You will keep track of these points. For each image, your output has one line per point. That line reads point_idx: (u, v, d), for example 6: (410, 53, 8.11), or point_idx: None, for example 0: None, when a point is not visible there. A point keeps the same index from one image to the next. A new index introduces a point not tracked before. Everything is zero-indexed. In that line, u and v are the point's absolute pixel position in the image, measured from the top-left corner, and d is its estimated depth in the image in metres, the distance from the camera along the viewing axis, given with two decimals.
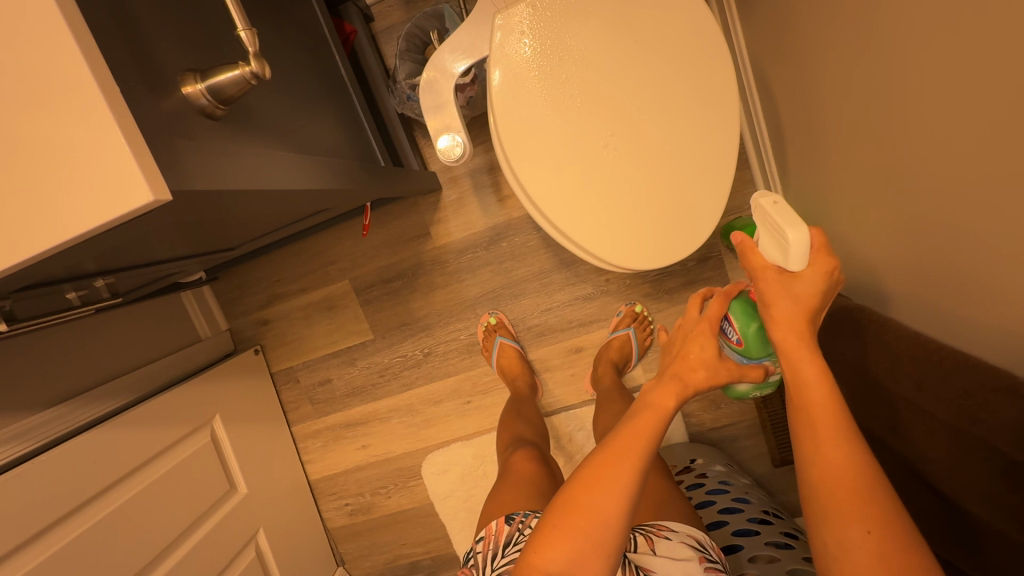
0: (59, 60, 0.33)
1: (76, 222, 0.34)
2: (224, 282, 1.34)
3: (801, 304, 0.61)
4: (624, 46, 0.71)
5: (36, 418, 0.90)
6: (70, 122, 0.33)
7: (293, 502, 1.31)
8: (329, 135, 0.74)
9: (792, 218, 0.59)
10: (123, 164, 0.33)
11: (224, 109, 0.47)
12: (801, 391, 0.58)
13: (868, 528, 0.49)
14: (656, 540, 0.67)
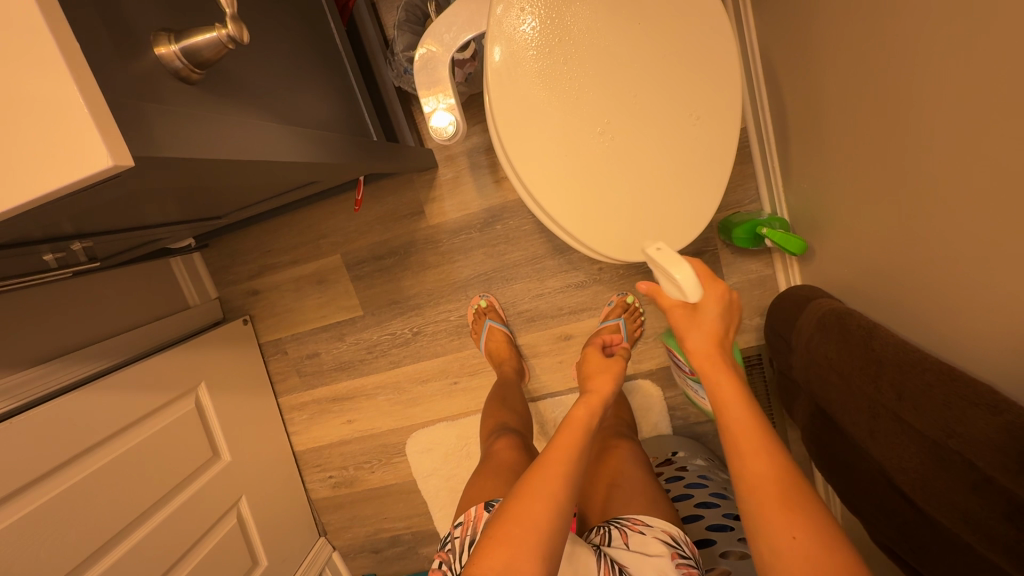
0: (14, 10, 0.31)
1: (30, 185, 0.33)
2: (214, 250, 1.32)
3: (709, 333, 0.69)
4: (630, 30, 0.69)
5: (18, 375, 0.89)
6: (22, 78, 0.31)
7: (277, 472, 1.32)
8: (319, 106, 0.72)
9: (674, 260, 0.67)
10: (79, 126, 0.32)
11: (201, 73, 0.45)
12: (723, 412, 0.63)
13: (794, 534, 0.50)
14: (630, 534, 0.68)
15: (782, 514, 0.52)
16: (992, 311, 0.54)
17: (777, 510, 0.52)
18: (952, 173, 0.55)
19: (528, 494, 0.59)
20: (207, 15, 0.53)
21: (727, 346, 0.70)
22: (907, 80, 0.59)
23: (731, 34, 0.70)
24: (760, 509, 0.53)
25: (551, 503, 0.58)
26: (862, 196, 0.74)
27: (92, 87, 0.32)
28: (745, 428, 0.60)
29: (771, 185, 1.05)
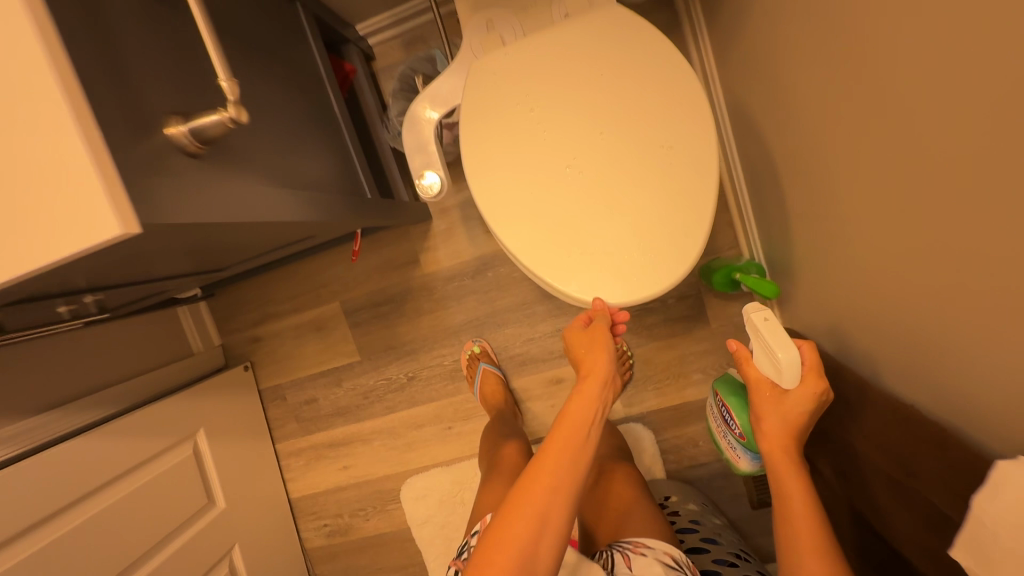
0: (49, 110, 0.38)
1: (57, 250, 0.39)
2: (218, 299, 1.37)
3: (791, 423, 0.69)
4: (588, 84, 0.78)
5: (20, 425, 0.92)
6: (54, 163, 0.38)
7: (272, 520, 1.32)
8: (314, 168, 0.78)
9: (783, 342, 0.70)
10: (97, 200, 0.38)
11: (206, 148, 0.51)
12: (784, 506, 0.66)
13: None
14: (633, 557, 0.68)
15: None
16: (938, 354, 0.56)
17: None
18: None
19: (516, 517, 0.59)
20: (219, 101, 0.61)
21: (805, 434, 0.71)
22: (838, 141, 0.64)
23: (692, 106, 0.77)
24: None
25: (532, 536, 0.58)
26: (818, 245, 0.79)
27: (109, 167, 0.39)
28: (807, 526, 0.63)
29: (746, 232, 1.10)
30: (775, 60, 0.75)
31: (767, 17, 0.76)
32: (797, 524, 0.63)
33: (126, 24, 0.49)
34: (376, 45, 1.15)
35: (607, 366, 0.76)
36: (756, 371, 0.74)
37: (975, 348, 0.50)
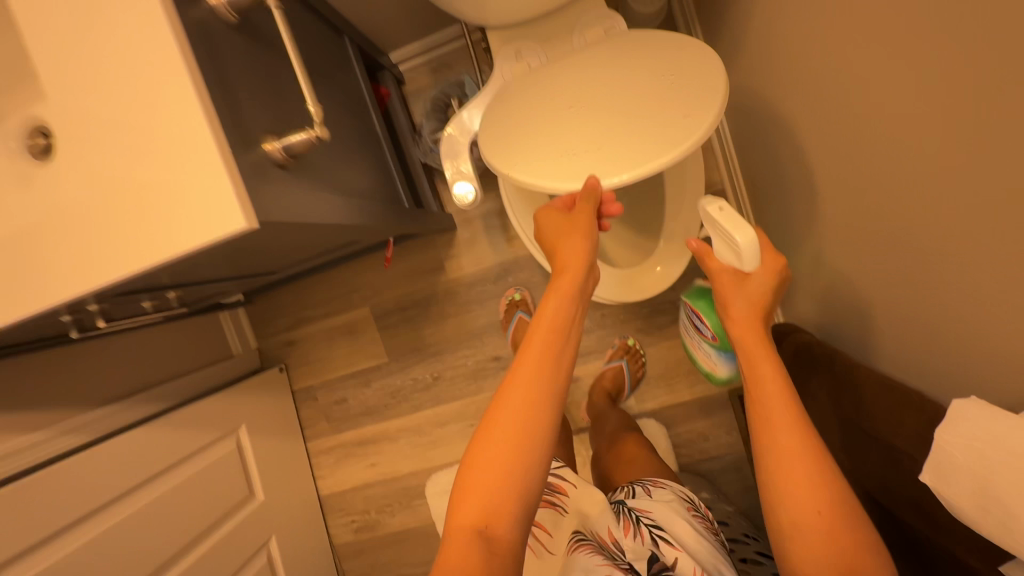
0: (195, 131, 0.49)
1: (193, 240, 0.49)
2: (255, 305, 1.47)
3: (755, 300, 0.70)
4: (604, 49, 0.84)
5: (89, 415, 1.01)
6: (196, 172, 0.49)
7: (304, 515, 1.39)
8: (360, 177, 0.87)
9: (740, 225, 0.72)
10: (228, 200, 0.48)
11: (291, 161, 0.61)
12: (757, 385, 0.62)
13: (820, 509, 0.53)
14: (654, 489, 0.77)
15: (810, 488, 0.54)
16: (918, 332, 0.65)
17: (806, 483, 0.55)
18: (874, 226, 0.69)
19: (494, 429, 0.53)
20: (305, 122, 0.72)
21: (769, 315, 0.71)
22: (827, 150, 0.74)
23: None
24: (783, 486, 0.55)
25: (519, 444, 0.52)
26: (812, 245, 0.88)
27: (236, 175, 0.49)
28: (781, 398, 0.60)
29: None
30: (774, 75, 0.85)
31: (761, 45, 0.86)
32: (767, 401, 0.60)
33: (240, 57, 0.59)
34: (406, 71, 1.26)
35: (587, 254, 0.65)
36: (717, 264, 0.75)
37: (952, 323, 0.58)
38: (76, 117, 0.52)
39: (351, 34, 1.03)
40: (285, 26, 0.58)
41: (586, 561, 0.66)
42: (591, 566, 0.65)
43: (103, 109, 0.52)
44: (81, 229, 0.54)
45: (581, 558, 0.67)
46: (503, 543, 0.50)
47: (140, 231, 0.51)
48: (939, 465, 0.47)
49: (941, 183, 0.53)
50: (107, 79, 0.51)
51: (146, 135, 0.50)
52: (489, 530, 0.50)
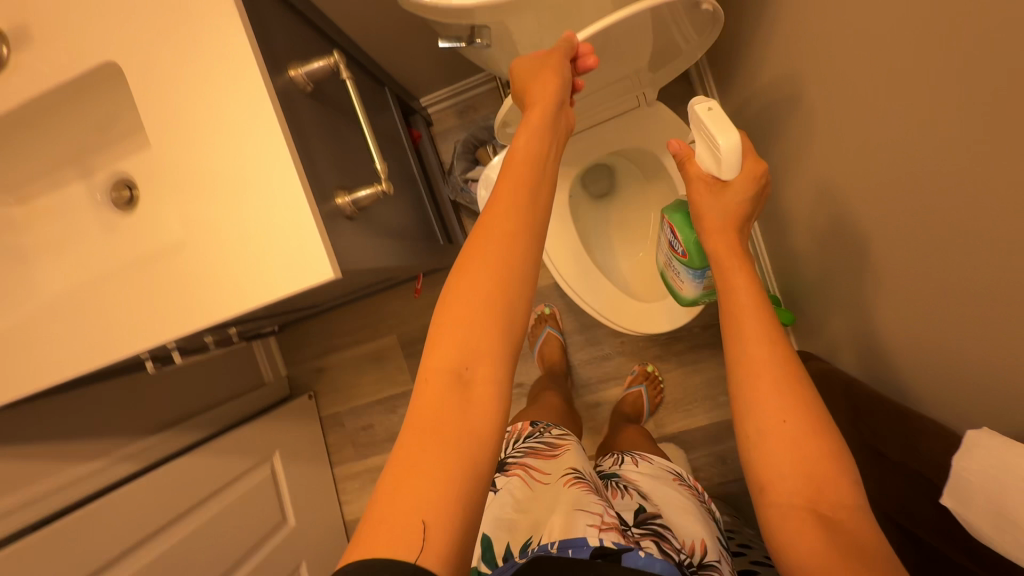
0: (290, 192, 0.55)
1: (285, 287, 0.55)
2: (286, 334, 1.52)
3: (731, 213, 0.66)
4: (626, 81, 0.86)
5: (148, 442, 1.08)
6: (290, 228, 0.55)
7: (332, 540, 1.41)
8: (403, 218, 0.95)
9: (724, 125, 0.64)
10: (318, 252, 0.55)
11: (355, 212, 0.66)
12: (731, 301, 0.62)
13: (785, 418, 0.53)
14: (641, 460, 0.89)
15: (779, 396, 0.54)
16: (926, 362, 0.70)
17: (773, 392, 0.55)
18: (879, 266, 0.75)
19: (467, 273, 0.47)
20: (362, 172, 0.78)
21: (746, 225, 0.68)
22: (835, 194, 0.80)
23: None
24: (756, 394, 0.55)
25: (499, 288, 0.47)
26: (825, 278, 0.93)
27: (324, 230, 0.56)
28: (755, 311, 0.60)
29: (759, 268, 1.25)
30: (783, 123, 0.91)
31: (767, 95, 0.94)
32: (739, 313, 0.61)
33: (312, 122, 0.66)
34: (434, 113, 1.34)
35: (555, 100, 0.58)
36: (698, 169, 0.70)
37: (959, 359, 0.63)
38: (177, 178, 0.58)
39: (390, 84, 1.11)
40: (356, 95, 0.65)
41: (577, 498, 0.66)
42: (584, 505, 0.64)
43: (202, 167, 0.58)
44: (173, 277, 0.60)
45: (574, 492, 0.67)
46: (487, 392, 0.44)
47: (232, 277, 0.57)
48: (958, 490, 0.49)
49: (936, 233, 0.60)
50: (207, 146, 0.57)
51: (241, 193, 0.57)
52: (468, 374, 0.44)
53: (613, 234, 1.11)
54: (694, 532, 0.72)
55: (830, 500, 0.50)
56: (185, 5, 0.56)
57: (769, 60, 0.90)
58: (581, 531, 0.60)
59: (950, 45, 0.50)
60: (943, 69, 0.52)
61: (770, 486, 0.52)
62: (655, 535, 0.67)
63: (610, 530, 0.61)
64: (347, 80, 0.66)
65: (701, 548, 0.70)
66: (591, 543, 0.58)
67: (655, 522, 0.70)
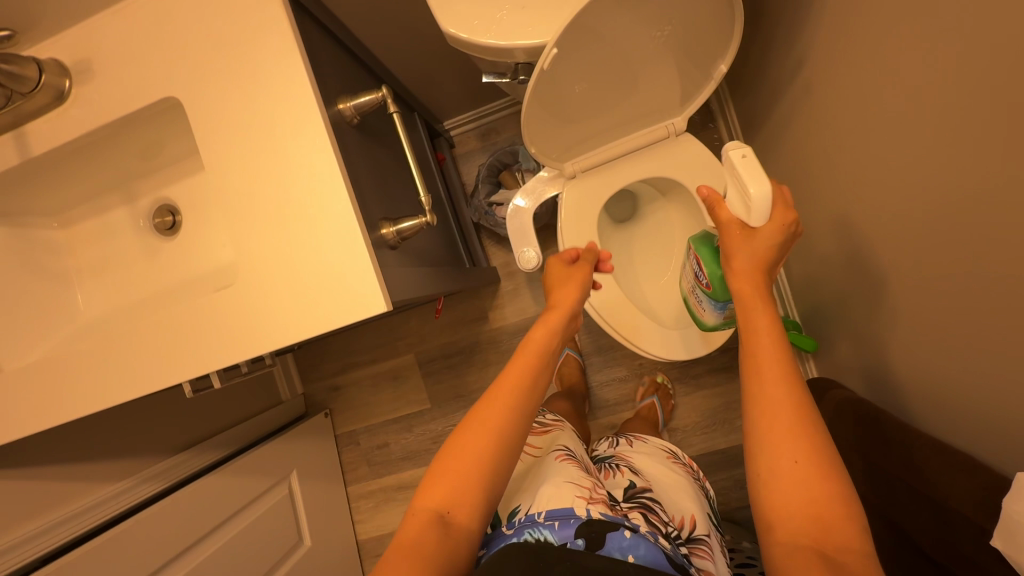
0: (341, 227, 0.56)
1: (335, 319, 0.56)
2: (303, 352, 1.53)
3: (759, 258, 0.63)
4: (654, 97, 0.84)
5: (166, 462, 1.07)
6: (342, 262, 0.56)
7: (345, 561, 1.39)
8: (433, 243, 0.96)
9: (756, 173, 0.63)
10: (370, 285, 0.56)
11: (398, 241, 0.67)
12: (750, 341, 0.58)
13: (797, 458, 0.49)
14: (634, 442, 0.91)
15: (790, 437, 0.50)
16: (943, 395, 0.71)
17: (784, 433, 0.50)
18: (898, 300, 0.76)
19: (473, 421, 0.56)
20: (401, 199, 0.79)
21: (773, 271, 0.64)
22: (855, 228, 0.81)
23: None
24: (770, 434, 0.51)
25: (494, 437, 0.55)
26: (843, 310, 0.93)
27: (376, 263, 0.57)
28: (773, 357, 0.55)
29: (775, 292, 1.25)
30: (805, 155, 0.91)
31: (787, 128, 0.96)
32: (760, 357, 0.56)
33: (356, 154, 0.67)
34: (457, 136, 1.36)
35: (578, 300, 0.72)
36: (728, 213, 0.67)
37: (977, 396, 0.64)
38: (223, 210, 0.59)
39: (418, 110, 1.13)
40: (402, 127, 0.66)
41: (568, 471, 0.65)
42: (574, 478, 0.63)
43: (253, 199, 0.59)
44: (215, 305, 0.60)
45: (563, 467, 0.67)
46: (461, 536, 0.51)
47: (278, 308, 0.58)
48: (1007, 531, 0.50)
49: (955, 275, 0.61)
50: (259, 176, 0.58)
51: (293, 225, 0.57)
52: (449, 518, 0.51)
53: (636, 259, 1.12)
54: (682, 509, 0.74)
55: (837, 543, 0.45)
56: (246, 41, 0.58)
57: (790, 94, 0.92)
58: (569, 501, 0.59)
59: (975, 96, 0.51)
60: (965, 117, 0.53)
61: (775, 524, 0.48)
62: (644, 507, 0.67)
63: (598, 503, 0.60)
64: (394, 113, 0.67)
65: (689, 523, 0.72)
66: (578, 514, 0.57)
67: (645, 497, 0.70)
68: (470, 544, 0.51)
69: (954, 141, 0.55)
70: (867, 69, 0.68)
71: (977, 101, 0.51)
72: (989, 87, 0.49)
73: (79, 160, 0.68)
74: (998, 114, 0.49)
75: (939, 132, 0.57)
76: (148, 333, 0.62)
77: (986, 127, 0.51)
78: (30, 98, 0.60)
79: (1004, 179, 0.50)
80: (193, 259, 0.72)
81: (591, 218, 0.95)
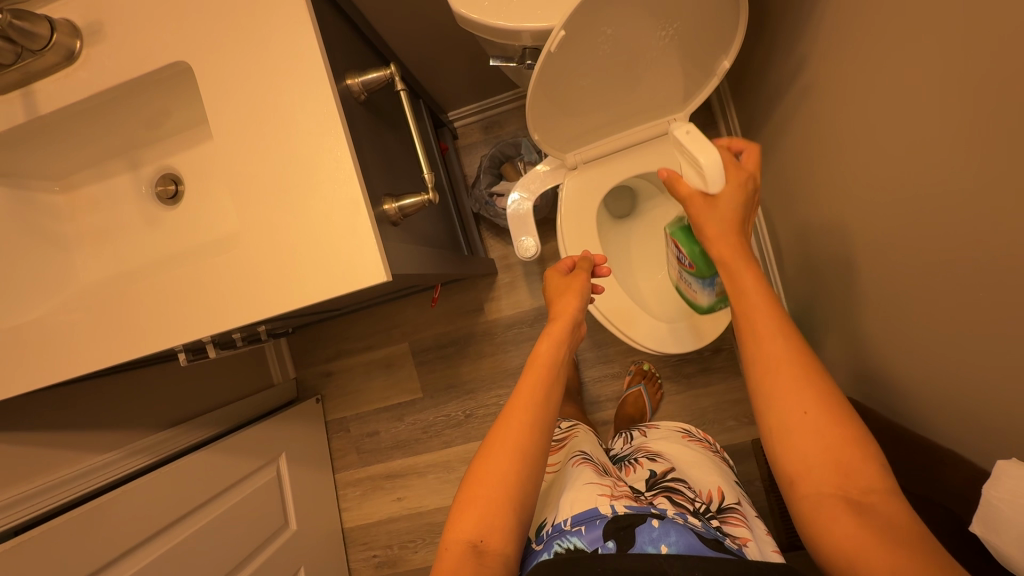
0: (342, 196, 0.57)
1: (336, 287, 0.57)
2: (297, 336, 1.53)
3: (728, 221, 0.67)
4: (659, 92, 0.85)
5: (157, 436, 1.07)
6: (348, 229, 0.57)
7: (329, 547, 1.38)
8: (434, 227, 0.97)
9: (702, 146, 0.67)
10: (372, 254, 0.56)
11: (400, 218, 0.68)
12: (742, 306, 0.62)
13: (805, 409, 0.52)
14: (648, 430, 0.95)
15: (797, 389, 0.53)
16: (930, 393, 0.72)
17: (790, 386, 0.53)
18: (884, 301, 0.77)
19: (493, 449, 0.58)
20: (403, 178, 0.80)
21: (744, 232, 0.68)
22: (846, 227, 0.83)
23: None
24: (773, 389, 0.54)
25: (517, 462, 0.57)
26: (835, 310, 0.94)
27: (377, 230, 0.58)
28: (768, 317, 0.59)
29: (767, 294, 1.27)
30: (802, 156, 0.92)
31: (784, 130, 0.97)
32: (754, 321, 0.60)
33: (362, 129, 0.68)
34: (460, 127, 1.37)
35: (580, 304, 0.75)
36: (688, 186, 0.70)
37: (964, 393, 0.65)
38: (227, 174, 0.59)
39: (424, 97, 1.14)
40: (408, 104, 0.67)
41: (587, 475, 0.68)
42: (594, 479, 0.66)
43: (256, 166, 0.59)
44: (214, 269, 0.60)
45: (581, 472, 0.70)
46: (496, 565, 0.53)
47: (283, 275, 0.58)
48: (986, 518, 0.51)
49: (942, 271, 0.62)
50: (267, 142, 0.58)
51: (299, 192, 0.58)
52: (483, 545, 0.53)
53: (633, 254, 1.14)
54: (707, 483, 0.77)
55: (859, 486, 0.48)
56: (259, 9, 0.58)
57: (788, 96, 0.93)
58: (592, 501, 0.61)
59: (966, 92, 0.52)
60: (956, 115, 0.54)
61: (798, 477, 0.51)
62: (668, 491, 0.71)
63: (621, 497, 0.63)
64: (401, 90, 0.68)
65: (717, 495, 0.75)
66: (604, 512, 0.59)
67: (667, 480, 0.74)
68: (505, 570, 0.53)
69: (944, 137, 0.57)
70: (863, 69, 0.69)
71: (967, 97, 0.52)
72: (978, 84, 0.51)
73: (86, 123, 0.68)
74: (987, 108, 0.50)
75: (930, 128, 0.58)
76: (148, 296, 0.62)
77: (975, 123, 0.52)
78: (41, 56, 0.61)
79: (990, 173, 0.51)
80: (196, 228, 0.73)
81: (590, 209, 0.96)
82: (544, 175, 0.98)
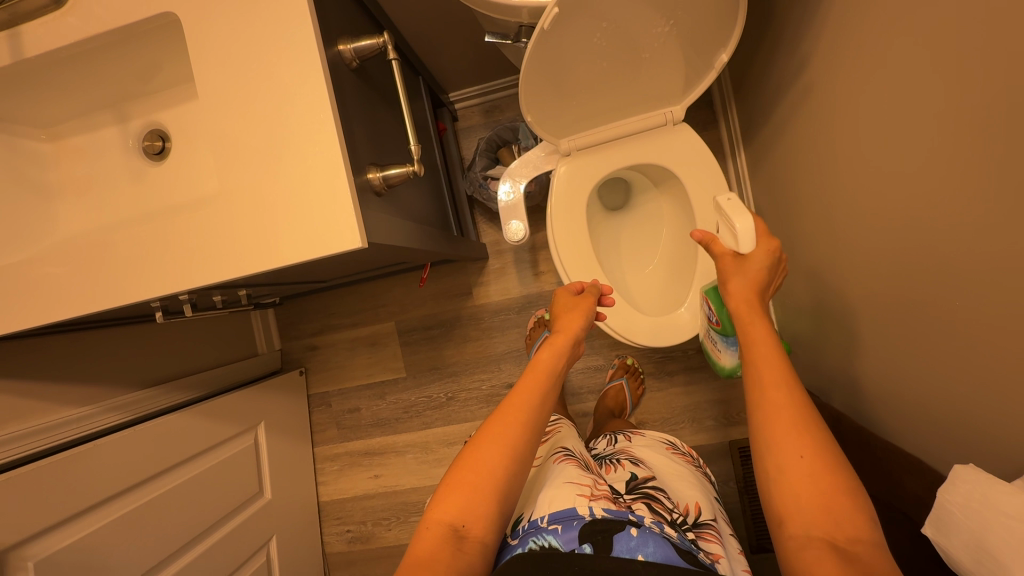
0: (326, 162, 0.57)
1: (316, 250, 0.56)
2: (283, 308, 1.53)
3: (753, 280, 0.67)
4: (656, 84, 0.85)
5: (134, 395, 1.07)
6: (330, 197, 0.56)
7: (303, 519, 1.39)
8: (425, 206, 0.96)
9: (739, 211, 0.70)
10: (348, 219, 0.56)
11: (384, 189, 0.68)
12: (750, 351, 0.62)
13: (802, 454, 0.51)
14: (633, 436, 0.96)
15: (797, 435, 0.52)
16: (908, 398, 0.72)
17: (789, 432, 0.53)
18: (866, 307, 0.77)
19: (485, 439, 0.58)
20: (392, 150, 0.79)
21: (767, 295, 0.69)
22: (836, 231, 0.82)
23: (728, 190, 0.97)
24: (773, 433, 0.54)
25: (506, 455, 0.57)
26: (819, 315, 0.94)
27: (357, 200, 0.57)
28: (773, 362, 0.59)
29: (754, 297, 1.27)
30: (798, 157, 0.92)
31: (782, 131, 0.97)
32: (760, 366, 0.60)
33: (351, 94, 0.67)
34: (460, 109, 1.36)
35: (583, 323, 0.76)
36: (722, 247, 0.72)
37: (939, 400, 0.65)
38: (211, 133, 0.59)
39: (423, 74, 1.13)
40: (399, 73, 0.66)
41: (569, 473, 0.68)
42: (574, 478, 0.66)
43: (239, 127, 0.58)
44: (194, 230, 0.60)
45: (563, 470, 0.70)
46: (473, 551, 0.52)
47: (268, 240, 0.58)
48: (940, 520, 0.51)
49: (924, 278, 0.62)
50: (255, 106, 0.58)
51: (283, 160, 0.58)
52: (463, 531, 0.53)
53: (623, 247, 1.13)
54: (686, 497, 0.78)
55: (847, 534, 0.47)
56: None
57: (787, 95, 0.92)
58: (571, 501, 0.61)
59: (962, 93, 0.52)
60: (950, 118, 0.54)
61: (788, 518, 0.50)
62: (647, 497, 0.71)
63: (600, 498, 0.62)
64: (392, 59, 0.67)
65: (694, 510, 0.75)
66: (582, 514, 0.59)
67: (647, 487, 0.74)
68: (482, 560, 0.53)
69: (938, 139, 0.56)
70: (863, 69, 0.68)
71: (961, 101, 0.52)
72: (972, 86, 0.50)
73: (73, 71, 0.68)
74: (982, 110, 0.50)
75: (925, 129, 0.58)
76: (130, 250, 0.62)
77: (966, 127, 0.52)
78: None
79: (982, 176, 0.51)
80: (179, 187, 0.72)
81: (581, 197, 0.96)
82: (538, 159, 0.98)
